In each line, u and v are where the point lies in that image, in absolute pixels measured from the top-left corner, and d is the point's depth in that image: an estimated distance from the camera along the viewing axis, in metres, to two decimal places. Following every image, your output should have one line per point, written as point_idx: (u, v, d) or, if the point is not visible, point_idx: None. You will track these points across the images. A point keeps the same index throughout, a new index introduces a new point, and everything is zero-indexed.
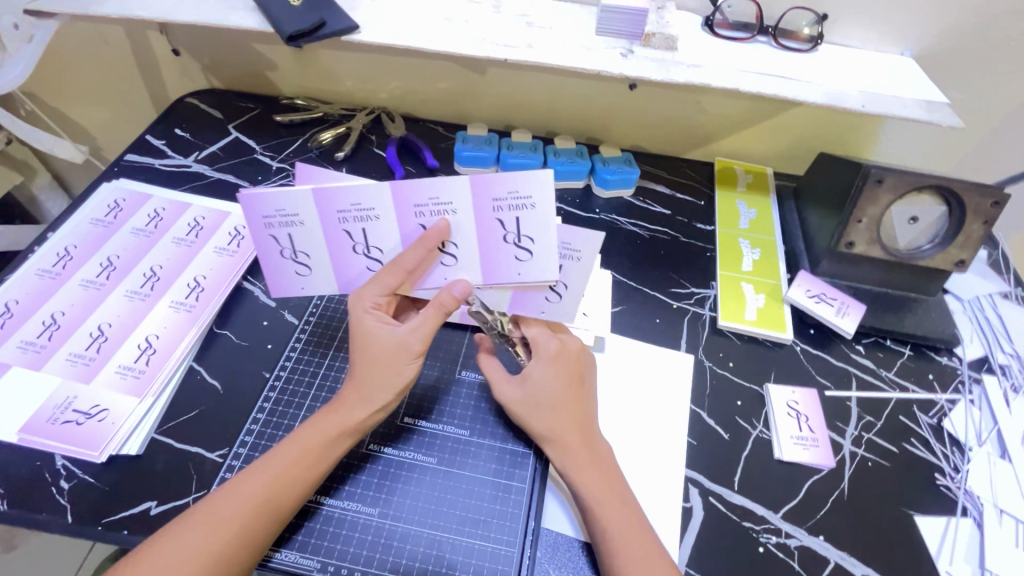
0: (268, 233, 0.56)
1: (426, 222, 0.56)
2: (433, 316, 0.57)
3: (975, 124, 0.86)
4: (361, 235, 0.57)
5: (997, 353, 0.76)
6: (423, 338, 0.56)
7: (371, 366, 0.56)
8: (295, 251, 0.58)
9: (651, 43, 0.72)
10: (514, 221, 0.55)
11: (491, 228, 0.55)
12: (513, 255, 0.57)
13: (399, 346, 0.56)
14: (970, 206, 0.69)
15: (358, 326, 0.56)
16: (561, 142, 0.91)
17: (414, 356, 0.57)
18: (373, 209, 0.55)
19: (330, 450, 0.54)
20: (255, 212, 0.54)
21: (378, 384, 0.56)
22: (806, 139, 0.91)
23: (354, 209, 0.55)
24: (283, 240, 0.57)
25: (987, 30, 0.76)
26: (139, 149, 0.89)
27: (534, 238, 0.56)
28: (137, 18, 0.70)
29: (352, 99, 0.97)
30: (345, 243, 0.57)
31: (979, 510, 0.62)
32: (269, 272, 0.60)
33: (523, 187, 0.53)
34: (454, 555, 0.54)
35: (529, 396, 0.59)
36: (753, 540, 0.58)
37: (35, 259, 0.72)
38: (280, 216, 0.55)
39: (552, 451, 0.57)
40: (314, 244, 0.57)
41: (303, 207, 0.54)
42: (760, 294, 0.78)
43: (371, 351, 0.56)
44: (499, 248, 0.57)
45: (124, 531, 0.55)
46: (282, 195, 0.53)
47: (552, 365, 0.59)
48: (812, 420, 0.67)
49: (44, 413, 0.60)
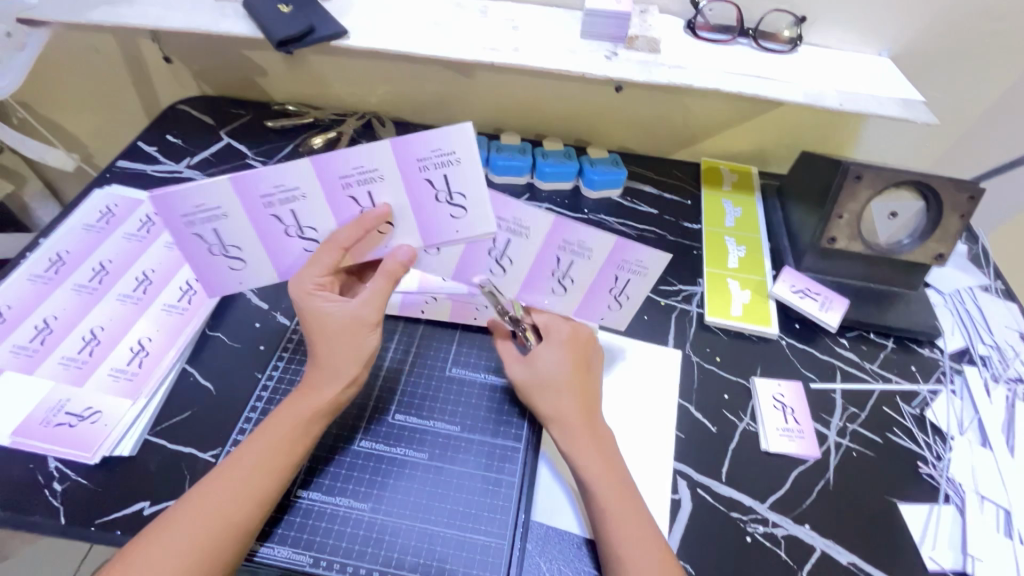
0: (191, 232, 0.56)
1: (357, 196, 0.56)
2: (383, 284, 0.57)
3: (952, 122, 0.88)
4: (291, 218, 0.57)
5: (978, 344, 0.77)
6: (377, 307, 0.56)
7: (330, 346, 0.56)
8: (224, 244, 0.58)
9: (635, 45, 0.73)
10: (441, 178, 0.55)
11: (422, 188, 0.56)
12: (448, 213, 0.58)
13: (355, 320, 0.56)
14: (947, 200, 0.71)
15: (307, 307, 0.55)
16: (549, 143, 0.92)
17: (372, 327, 0.57)
18: (298, 188, 0.55)
19: (305, 435, 0.55)
20: (252, 194, 0.55)
21: (339, 361, 0.56)
22: (789, 138, 0.93)
23: (278, 191, 0.55)
24: (208, 237, 0.57)
25: (961, 31, 0.78)
26: (131, 155, 0.89)
27: (465, 194, 0.56)
28: (128, 25, 0.71)
29: (343, 104, 0.98)
30: (276, 228, 0.58)
31: (961, 497, 0.63)
32: (200, 268, 0.60)
33: (447, 143, 0.54)
34: (445, 548, 0.55)
35: (537, 376, 0.61)
36: (740, 530, 0.59)
37: (27, 264, 0.72)
38: (202, 212, 0.55)
39: (557, 431, 0.58)
40: (319, 218, 0.57)
41: (224, 199, 0.55)
42: (745, 289, 0.79)
43: (323, 328, 0.56)
44: (431, 208, 0.57)
45: (117, 532, 0.55)
46: (200, 191, 0.53)
47: (562, 348, 0.62)
48: (798, 412, 0.68)
49: (37, 415, 0.60)
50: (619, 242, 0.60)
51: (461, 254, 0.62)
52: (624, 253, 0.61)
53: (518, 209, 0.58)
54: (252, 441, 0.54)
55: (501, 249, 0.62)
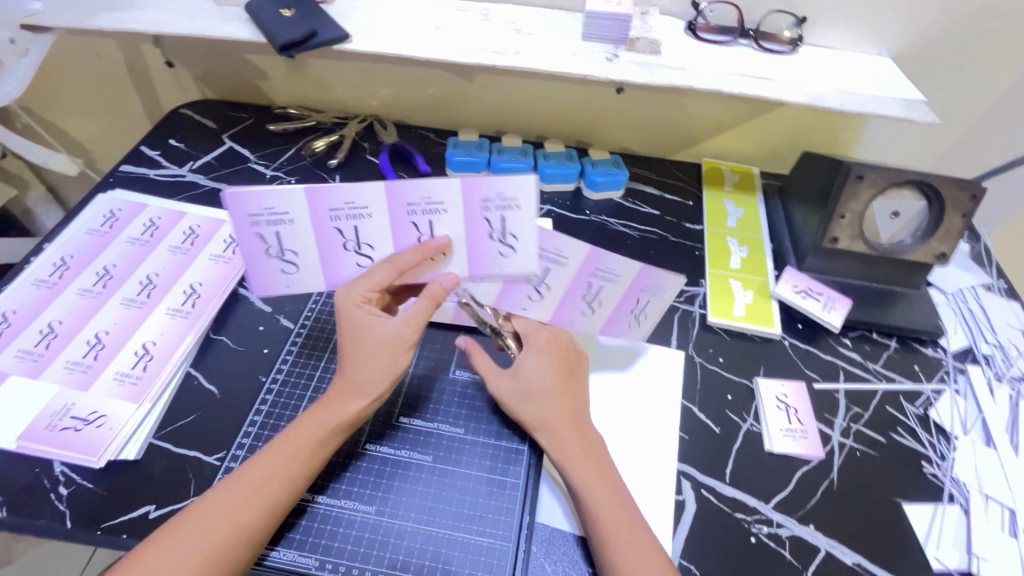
0: (254, 231, 0.56)
1: (416, 221, 0.56)
2: (425, 306, 0.57)
3: (953, 122, 0.88)
4: (352, 233, 0.57)
5: (981, 343, 0.77)
6: (415, 328, 0.57)
7: (364, 360, 0.57)
8: (283, 249, 0.58)
9: (635, 47, 0.73)
10: (499, 220, 0.56)
11: (478, 226, 0.57)
12: (497, 251, 0.59)
13: (394, 337, 0.57)
14: (949, 199, 0.71)
15: (350, 319, 0.57)
16: (551, 145, 0.92)
17: (408, 348, 0.57)
18: (364, 206, 0.55)
19: (322, 445, 0.55)
20: (320, 205, 0.55)
21: (370, 376, 0.57)
22: (790, 139, 0.93)
23: (346, 207, 0.55)
24: (269, 239, 0.57)
25: (961, 31, 0.78)
26: (134, 160, 0.90)
27: (517, 237, 0.58)
28: (131, 30, 0.71)
29: (345, 107, 0.99)
30: (336, 242, 0.58)
31: (965, 496, 0.63)
32: (254, 270, 0.59)
33: (510, 188, 0.54)
34: (450, 550, 0.55)
35: (522, 388, 0.60)
36: (744, 530, 0.59)
37: (32, 269, 0.72)
38: (268, 214, 0.55)
39: (547, 441, 0.58)
40: (379, 237, 0.58)
41: (293, 206, 0.55)
42: (748, 290, 0.79)
43: (363, 342, 0.57)
44: (484, 245, 0.58)
45: (123, 536, 0.55)
46: (274, 194, 0.54)
47: (543, 355, 0.61)
48: (801, 412, 0.68)
49: (43, 419, 0.60)
50: (644, 268, 0.61)
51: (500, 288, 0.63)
52: (646, 279, 0.62)
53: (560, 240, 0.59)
54: (270, 449, 0.54)
55: (541, 278, 0.62)
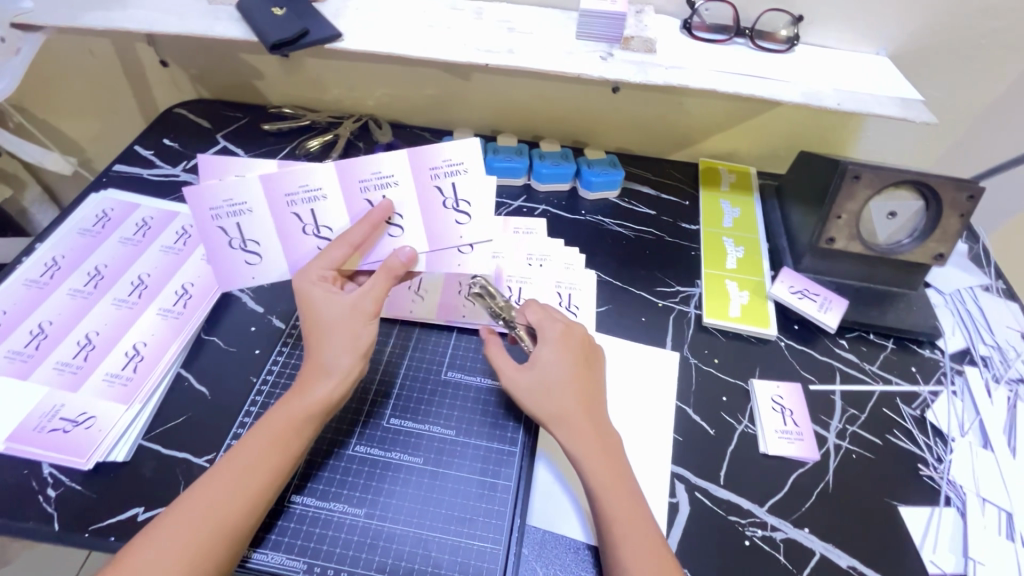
0: (216, 224, 0.60)
1: (371, 198, 0.61)
2: (383, 279, 0.58)
3: (951, 121, 0.87)
4: (310, 216, 0.61)
5: (978, 344, 0.77)
6: (374, 299, 0.57)
7: (325, 336, 0.56)
8: (244, 240, 0.61)
9: (630, 46, 0.73)
10: (450, 187, 0.62)
11: (432, 197, 0.62)
12: (453, 219, 0.63)
13: (353, 309, 0.57)
14: (946, 200, 0.70)
15: (308, 299, 0.57)
16: (547, 145, 0.92)
17: (369, 319, 0.57)
18: (320, 188, 0.60)
19: (299, 435, 0.55)
20: (277, 191, 0.60)
21: (334, 356, 0.56)
22: (787, 138, 0.93)
23: (302, 190, 0.60)
24: (230, 230, 0.61)
25: (959, 30, 0.78)
26: (128, 159, 0.89)
27: (470, 202, 0.63)
28: (123, 29, 0.71)
29: (340, 106, 0.98)
30: (295, 227, 0.61)
31: (962, 499, 0.63)
32: (217, 266, 0.62)
33: (455, 154, 0.62)
34: (440, 553, 0.54)
35: (540, 379, 0.59)
36: (738, 534, 0.59)
37: (23, 269, 0.72)
38: (228, 207, 0.60)
39: (562, 432, 0.57)
40: (335, 217, 0.61)
41: (251, 194, 0.60)
42: (744, 290, 0.78)
43: (324, 319, 0.56)
44: (438, 215, 0.63)
45: (111, 538, 0.55)
46: (229, 183, 0.59)
47: (559, 348, 0.60)
48: (797, 414, 0.68)
49: (31, 421, 0.60)
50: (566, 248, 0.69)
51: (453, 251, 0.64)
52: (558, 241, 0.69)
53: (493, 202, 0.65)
54: (246, 442, 0.54)
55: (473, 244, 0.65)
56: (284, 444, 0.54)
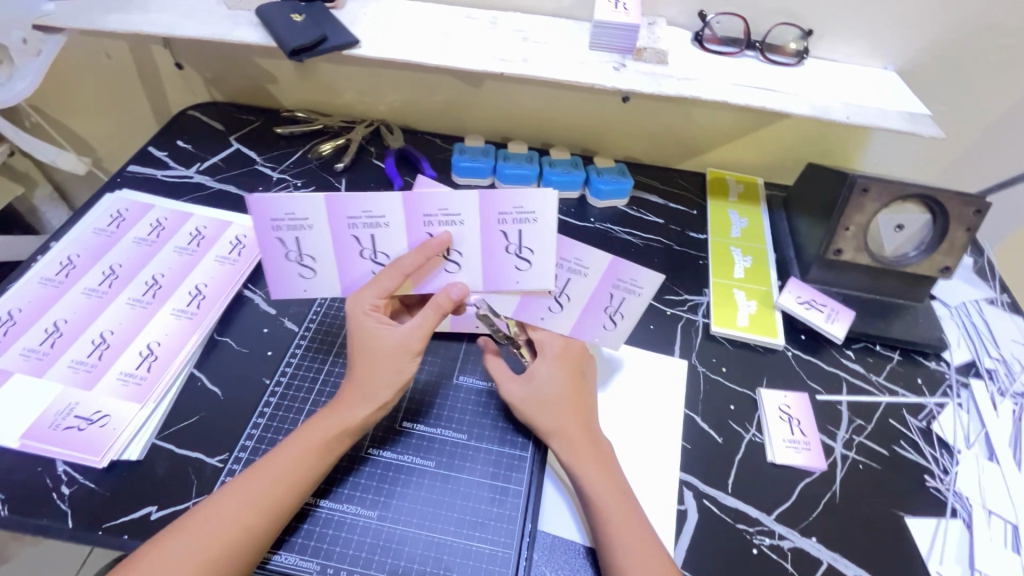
0: (275, 236, 0.58)
1: (433, 231, 0.59)
2: (432, 316, 0.59)
3: (958, 136, 0.88)
4: (369, 242, 0.59)
5: (984, 357, 0.77)
6: (423, 337, 0.58)
7: (372, 368, 0.57)
8: (301, 253, 0.60)
9: (643, 57, 0.74)
10: (516, 233, 0.60)
11: (495, 238, 0.60)
12: (513, 265, 0.61)
13: (400, 346, 0.58)
14: (953, 213, 0.71)
15: (359, 328, 0.58)
16: (557, 153, 0.93)
17: (413, 355, 0.58)
18: (383, 216, 0.58)
19: (329, 451, 0.55)
20: (341, 213, 0.57)
21: (376, 386, 0.57)
22: (795, 150, 0.93)
23: (364, 216, 0.58)
24: (289, 243, 0.59)
25: (967, 47, 0.79)
26: (142, 160, 0.90)
27: (534, 251, 0.61)
28: (144, 33, 0.72)
29: (352, 111, 0.99)
30: (353, 249, 0.60)
31: (968, 511, 0.63)
32: (272, 274, 0.61)
33: (528, 203, 0.58)
34: (452, 557, 0.55)
35: (535, 393, 0.61)
36: (746, 542, 0.59)
37: (38, 268, 0.73)
38: (290, 220, 0.57)
39: (559, 444, 0.58)
40: (394, 244, 0.60)
41: (314, 213, 0.57)
42: (752, 300, 0.79)
43: (372, 350, 0.58)
44: (499, 257, 0.61)
45: (125, 537, 0.55)
46: (294, 199, 0.56)
47: (556, 363, 0.62)
48: (804, 423, 0.68)
49: (47, 418, 0.60)
50: (614, 260, 0.63)
51: (580, 308, 0.65)
52: (619, 271, 0.63)
53: (635, 270, 0.63)
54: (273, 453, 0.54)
55: (562, 288, 0.64)
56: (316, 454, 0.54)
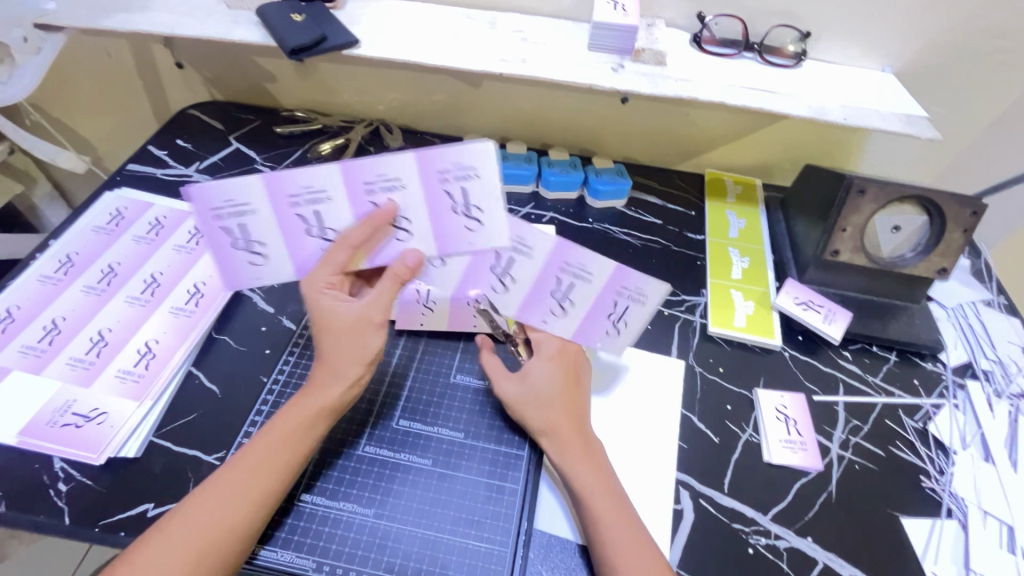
0: (218, 225, 0.56)
1: (376, 199, 0.56)
2: (388, 286, 0.57)
3: (955, 138, 0.88)
4: (314, 219, 0.57)
5: (981, 358, 0.78)
6: (381, 306, 0.56)
7: (335, 346, 0.57)
8: (249, 240, 0.58)
9: (641, 58, 0.74)
10: (460, 191, 0.56)
11: (439, 200, 0.56)
12: (464, 226, 0.58)
13: (361, 319, 0.56)
14: (950, 215, 0.72)
15: (317, 306, 0.56)
16: (556, 153, 0.93)
17: (377, 327, 0.57)
18: (322, 190, 0.55)
19: (307, 433, 0.56)
20: (280, 192, 0.55)
21: (344, 364, 0.57)
22: (793, 152, 0.94)
23: (305, 192, 0.55)
24: (235, 231, 0.57)
25: (964, 49, 0.79)
26: (142, 159, 0.90)
27: (482, 208, 0.57)
28: (144, 31, 0.72)
29: (351, 111, 0.99)
30: (299, 228, 0.57)
31: (964, 511, 0.63)
32: (222, 264, 0.60)
33: (467, 157, 0.54)
34: (447, 554, 0.55)
35: (529, 393, 0.61)
36: (742, 541, 0.59)
37: (37, 265, 0.73)
38: (230, 207, 0.55)
39: (550, 444, 0.59)
40: (340, 218, 0.57)
41: (253, 196, 0.55)
42: (749, 300, 0.79)
43: (332, 328, 0.56)
44: (448, 219, 0.57)
45: (121, 534, 0.55)
46: (229, 183, 0.54)
47: (551, 362, 0.63)
48: (801, 424, 0.68)
49: (44, 415, 0.60)
50: (620, 267, 0.61)
51: (583, 315, 0.64)
52: (625, 279, 0.61)
53: (641, 279, 0.61)
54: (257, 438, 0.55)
55: (565, 292, 0.62)
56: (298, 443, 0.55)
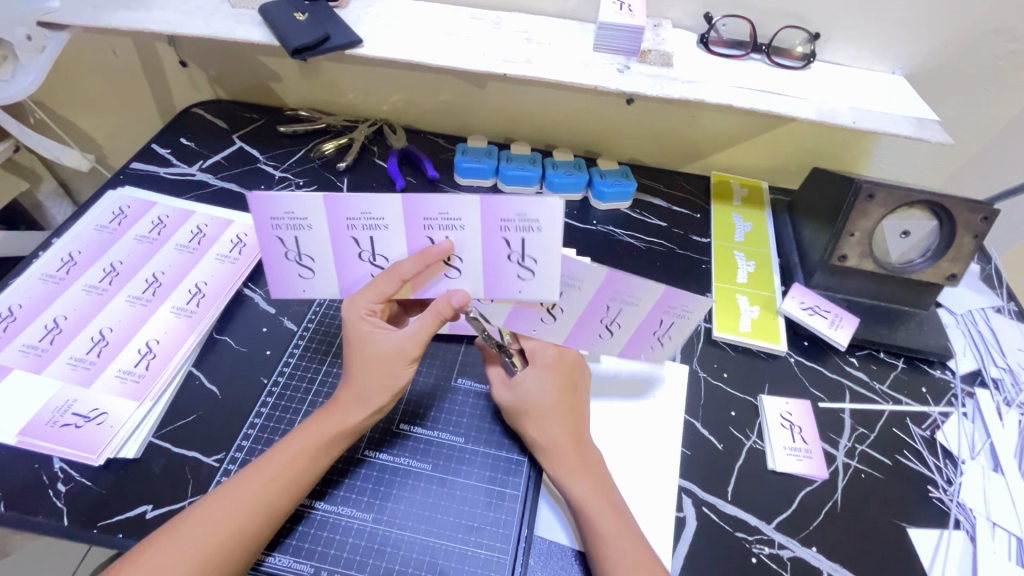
0: (274, 234, 0.55)
1: (434, 236, 0.55)
2: (429, 323, 0.57)
3: (966, 142, 0.87)
4: (368, 243, 0.56)
5: (990, 366, 0.76)
6: (418, 344, 0.57)
7: (365, 373, 0.57)
8: (300, 253, 0.57)
9: (647, 59, 0.73)
10: (519, 242, 0.55)
11: (497, 247, 0.55)
12: (516, 274, 0.57)
13: (396, 353, 0.57)
14: (960, 220, 0.70)
15: (355, 333, 0.58)
16: (560, 154, 0.92)
17: (409, 362, 0.57)
18: (383, 219, 0.54)
19: (324, 452, 0.55)
20: (340, 214, 0.54)
21: (371, 390, 0.57)
22: (800, 154, 0.93)
23: (364, 218, 0.54)
24: (288, 243, 0.56)
25: (976, 51, 0.78)
26: (145, 157, 0.90)
27: (537, 260, 0.56)
28: (147, 30, 0.72)
29: (355, 110, 0.99)
30: (352, 249, 0.57)
31: (972, 523, 0.62)
32: (270, 273, 0.59)
33: (533, 211, 0.52)
34: (446, 561, 0.54)
35: (523, 401, 0.61)
36: (745, 550, 0.58)
37: (39, 264, 0.73)
38: (288, 219, 0.54)
39: (546, 455, 0.58)
40: (395, 247, 0.56)
41: (312, 213, 0.54)
42: (754, 305, 0.78)
43: (368, 356, 0.57)
44: (502, 265, 0.57)
45: (119, 535, 0.55)
46: (292, 200, 0.52)
47: (546, 372, 0.62)
48: (806, 431, 0.67)
49: (44, 415, 0.60)
50: (668, 291, 0.59)
51: (630, 335, 0.64)
52: (672, 300, 0.60)
53: (689, 299, 0.60)
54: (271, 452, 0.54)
55: (613, 317, 0.62)
56: (311, 454, 0.54)
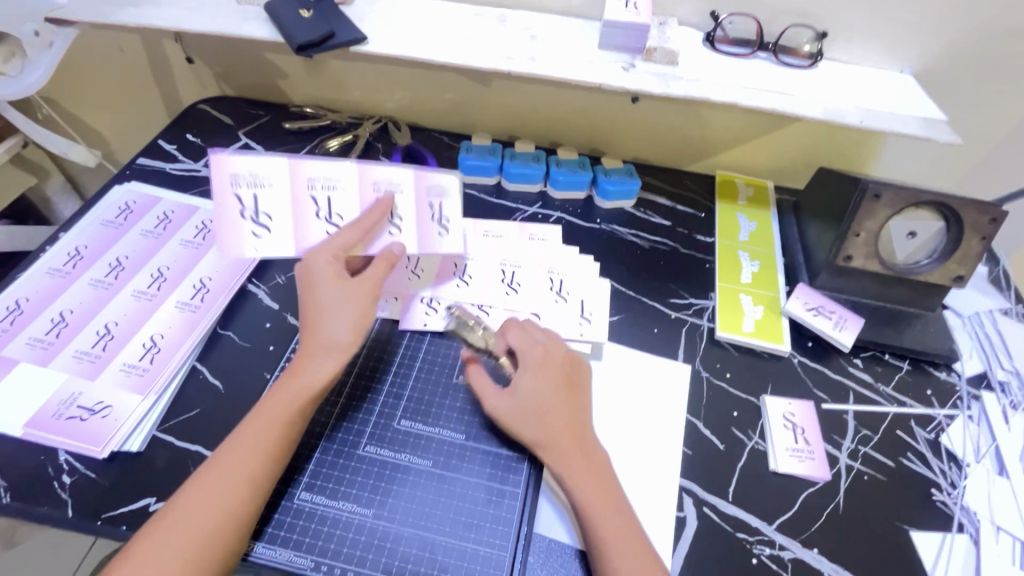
0: (233, 192, 0.60)
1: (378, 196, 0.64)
2: (382, 268, 0.61)
3: (974, 142, 0.86)
4: (325, 203, 0.62)
5: (996, 369, 0.76)
6: (375, 284, 0.59)
7: (323, 322, 0.58)
8: (258, 213, 0.61)
9: (652, 58, 0.73)
10: (442, 207, 0.66)
11: (425, 211, 0.65)
12: (438, 234, 0.66)
13: (353, 294, 0.58)
14: (968, 221, 0.70)
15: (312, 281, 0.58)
16: (564, 152, 0.92)
17: (367, 303, 0.59)
18: (338, 180, 0.62)
19: (296, 418, 0.56)
20: (300, 175, 0.62)
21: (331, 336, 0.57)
22: (806, 153, 0.92)
23: (323, 180, 0.62)
24: (246, 203, 0.60)
25: (986, 51, 0.77)
26: (151, 153, 0.91)
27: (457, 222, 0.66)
28: (154, 26, 0.72)
29: (360, 107, 0.99)
30: (308, 210, 0.62)
31: (976, 527, 0.62)
32: (222, 232, 0.61)
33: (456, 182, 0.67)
34: (446, 557, 0.55)
35: (523, 403, 0.59)
36: (746, 551, 0.58)
37: (46, 258, 0.73)
38: (249, 178, 0.60)
39: (551, 453, 0.57)
40: (348, 207, 0.63)
41: (275, 174, 0.61)
42: (758, 305, 0.78)
43: (325, 303, 0.58)
44: (427, 227, 0.65)
45: (122, 527, 0.56)
46: (256, 156, 0.60)
47: (541, 370, 0.60)
48: (809, 432, 0.67)
49: (50, 407, 0.61)
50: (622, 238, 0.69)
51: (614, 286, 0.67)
52: None
53: None
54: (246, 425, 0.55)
55: None
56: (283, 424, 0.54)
